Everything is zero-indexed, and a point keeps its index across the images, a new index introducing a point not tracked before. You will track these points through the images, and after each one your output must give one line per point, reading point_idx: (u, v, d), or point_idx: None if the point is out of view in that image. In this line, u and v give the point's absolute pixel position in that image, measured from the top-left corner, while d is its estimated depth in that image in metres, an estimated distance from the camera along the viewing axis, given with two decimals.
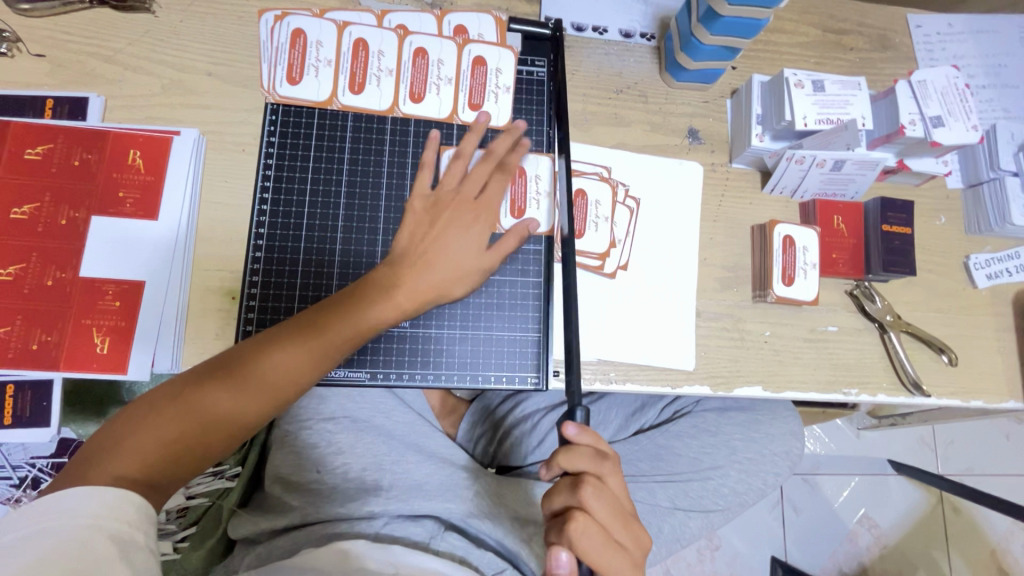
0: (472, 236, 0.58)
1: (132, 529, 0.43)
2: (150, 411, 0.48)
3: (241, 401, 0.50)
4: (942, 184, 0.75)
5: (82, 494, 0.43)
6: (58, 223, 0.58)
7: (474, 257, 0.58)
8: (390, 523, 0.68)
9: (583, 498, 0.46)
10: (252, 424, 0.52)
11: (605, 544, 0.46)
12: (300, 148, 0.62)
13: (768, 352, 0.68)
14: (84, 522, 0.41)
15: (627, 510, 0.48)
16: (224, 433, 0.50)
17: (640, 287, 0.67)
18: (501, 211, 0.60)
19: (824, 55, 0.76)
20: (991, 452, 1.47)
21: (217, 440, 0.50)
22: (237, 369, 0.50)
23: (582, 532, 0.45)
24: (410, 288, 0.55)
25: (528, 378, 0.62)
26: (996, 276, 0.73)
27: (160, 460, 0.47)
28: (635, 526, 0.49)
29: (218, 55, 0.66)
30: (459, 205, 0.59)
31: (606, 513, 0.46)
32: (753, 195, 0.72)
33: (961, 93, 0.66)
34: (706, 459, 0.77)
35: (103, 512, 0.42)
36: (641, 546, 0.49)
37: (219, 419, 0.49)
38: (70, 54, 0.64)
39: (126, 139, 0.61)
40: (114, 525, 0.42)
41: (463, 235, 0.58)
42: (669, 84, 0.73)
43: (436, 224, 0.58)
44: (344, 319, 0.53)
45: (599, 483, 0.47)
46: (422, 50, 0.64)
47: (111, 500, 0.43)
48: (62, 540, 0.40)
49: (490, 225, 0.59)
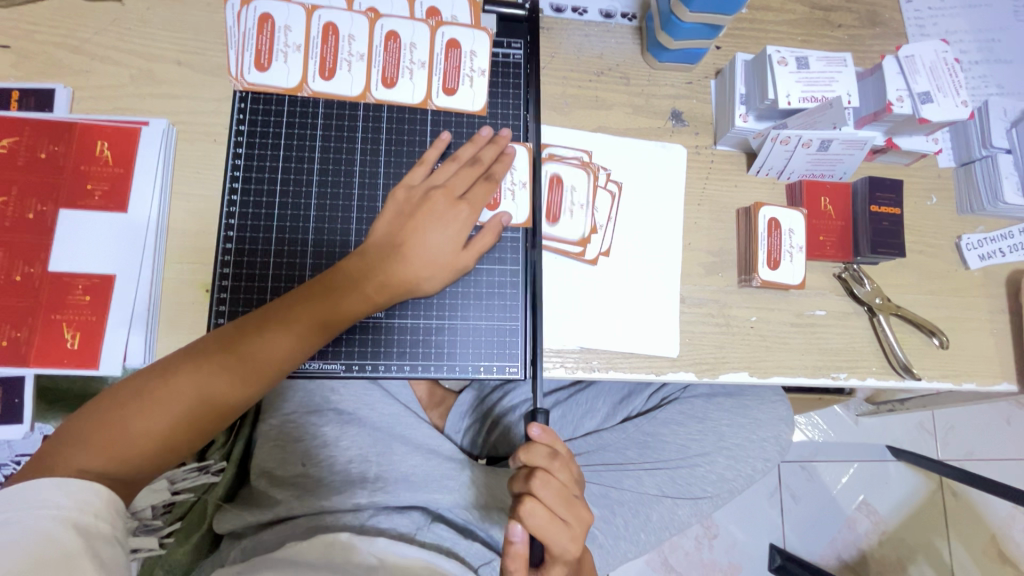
0: (446, 228, 0.56)
1: (100, 522, 0.43)
2: (114, 406, 0.47)
3: (213, 397, 0.49)
4: (933, 163, 0.73)
5: (53, 486, 0.42)
6: (26, 216, 0.57)
7: (449, 253, 0.57)
8: (377, 515, 0.68)
9: (534, 490, 0.45)
10: (222, 418, 0.51)
11: (548, 524, 0.45)
12: (270, 136, 0.61)
13: (754, 336, 0.67)
14: (51, 514, 0.41)
15: (574, 491, 0.48)
16: (193, 428, 0.49)
17: (622, 274, 0.66)
18: (477, 203, 0.58)
19: (811, 33, 0.74)
20: (991, 438, 1.46)
21: (186, 434, 0.49)
22: (205, 363, 0.49)
23: (529, 519, 0.44)
24: (380, 281, 0.55)
25: (507, 368, 0.61)
26: (989, 257, 0.71)
27: (128, 456, 0.46)
28: (580, 504, 0.48)
29: (187, 43, 0.64)
30: (435, 197, 0.57)
31: (551, 499, 0.46)
32: (738, 177, 0.70)
33: (950, 68, 0.64)
34: (694, 445, 0.75)
35: (71, 505, 0.42)
36: (586, 525, 0.48)
37: (188, 413, 0.49)
38: (35, 45, 0.62)
39: (94, 130, 0.60)
40: (82, 518, 0.42)
41: (436, 226, 0.56)
42: (651, 65, 0.71)
43: (411, 217, 0.57)
44: (314, 310, 0.53)
45: (551, 476, 0.46)
46: (393, 34, 0.62)
47: (84, 494, 0.42)
48: (29, 532, 0.39)
49: (464, 218, 0.57)
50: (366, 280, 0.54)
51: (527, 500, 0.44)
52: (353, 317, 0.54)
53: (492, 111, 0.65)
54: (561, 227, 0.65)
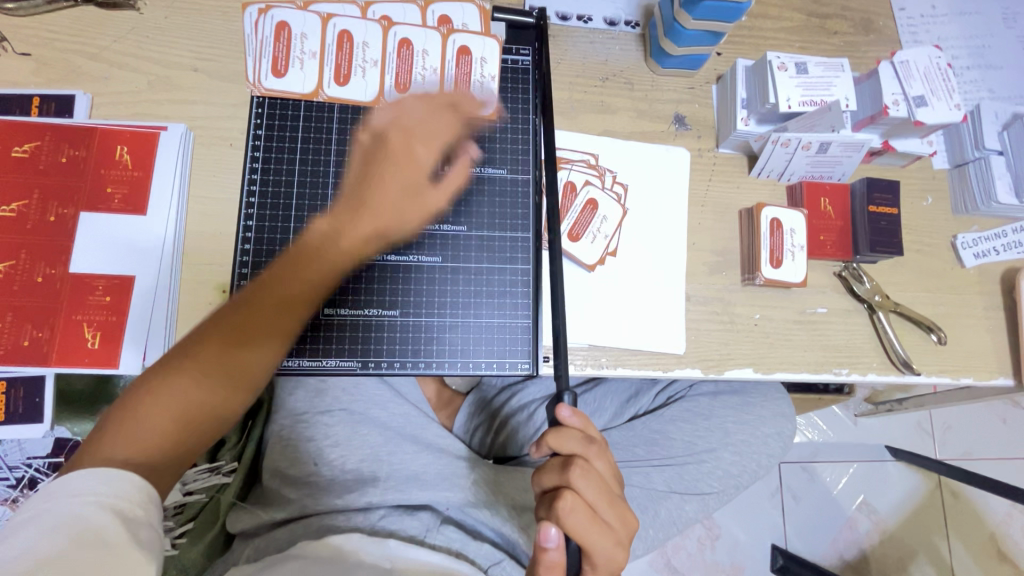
0: (412, 173, 0.57)
1: (136, 507, 0.41)
2: (132, 401, 0.47)
3: (223, 367, 0.50)
4: (928, 164, 0.75)
5: (85, 476, 0.41)
6: (46, 219, 0.59)
7: (417, 200, 0.57)
8: (387, 517, 0.69)
9: (570, 480, 0.45)
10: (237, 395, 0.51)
11: (591, 524, 0.45)
12: (287, 140, 0.63)
13: (758, 334, 0.68)
14: (83, 498, 0.40)
15: (615, 490, 0.48)
16: (212, 408, 0.49)
17: (629, 272, 0.68)
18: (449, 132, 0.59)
19: (808, 39, 0.76)
20: (987, 436, 1.48)
21: (207, 416, 0.49)
22: (207, 341, 0.50)
23: (568, 510, 0.44)
24: (356, 240, 0.55)
25: (519, 364, 0.62)
26: (984, 255, 0.73)
27: (158, 444, 0.46)
28: (623, 506, 0.47)
29: (204, 51, 0.66)
30: (401, 139, 0.57)
31: (593, 493, 0.45)
32: (741, 179, 0.72)
33: (942, 73, 0.67)
34: (699, 441, 0.77)
35: (104, 490, 0.41)
36: (628, 527, 0.47)
37: (201, 392, 0.49)
38: (54, 52, 0.64)
39: (113, 134, 0.61)
40: (116, 502, 0.41)
41: (406, 170, 0.56)
42: (654, 71, 0.73)
43: (375, 161, 0.56)
44: (302, 267, 0.53)
45: (587, 465, 0.46)
46: (406, 41, 0.64)
47: (114, 479, 0.42)
48: (66, 519, 0.38)
49: (434, 153, 0.58)
50: (342, 240, 0.54)
51: (566, 492, 0.44)
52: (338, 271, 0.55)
53: (501, 115, 0.66)
54: (580, 246, 0.66)
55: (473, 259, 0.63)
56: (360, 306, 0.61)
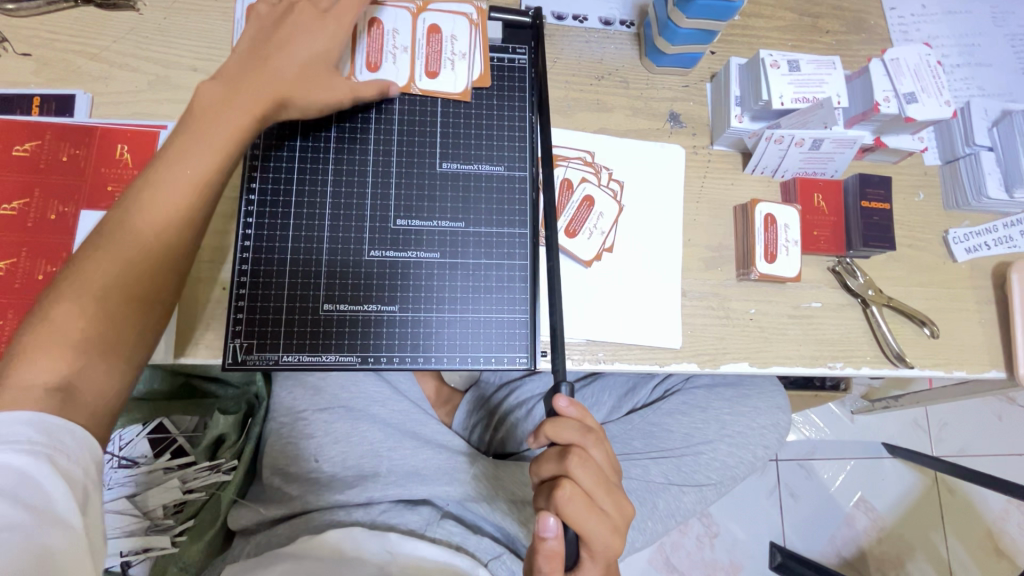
0: (316, 36, 0.58)
1: (76, 463, 0.42)
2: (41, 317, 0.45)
3: (123, 263, 0.48)
4: (920, 161, 0.76)
5: (14, 415, 0.41)
6: (47, 218, 0.59)
7: (322, 62, 0.58)
8: (387, 511, 0.70)
9: (569, 469, 0.45)
10: (156, 291, 0.49)
11: (590, 512, 0.45)
12: (286, 137, 0.63)
13: (753, 328, 0.69)
14: (20, 448, 0.40)
15: (612, 479, 0.48)
16: (128, 307, 0.48)
17: (625, 268, 0.69)
18: (343, 15, 0.59)
19: (800, 38, 0.78)
20: (983, 432, 1.49)
21: (127, 319, 0.48)
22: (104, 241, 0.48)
23: (566, 499, 0.45)
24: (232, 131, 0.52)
25: (518, 359, 0.62)
26: (976, 249, 0.74)
27: (79, 355, 0.45)
28: (620, 494, 0.48)
29: (203, 51, 0.66)
30: (301, 9, 0.58)
31: (591, 482, 0.46)
32: (735, 176, 0.73)
33: (933, 70, 0.68)
34: (697, 436, 0.77)
35: (40, 439, 0.41)
36: (625, 516, 0.48)
37: (113, 288, 0.47)
38: (54, 53, 0.64)
39: (114, 134, 0.62)
40: (55, 455, 0.41)
41: (305, 36, 0.57)
42: (649, 69, 0.74)
43: (274, 33, 0.57)
44: (180, 153, 0.50)
45: (585, 453, 0.46)
46: (377, 21, 0.65)
47: (50, 424, 0.42)
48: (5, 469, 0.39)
49: (332, 31, 0.58)
50: (211, 129, 0.51)
51: (564, 480, 0.44)
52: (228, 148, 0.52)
53: (494, 113, 0.67)
54: (577, 242, 0.67)
55: (471, 254, 0.64)
56: (359, 302, 0.61)
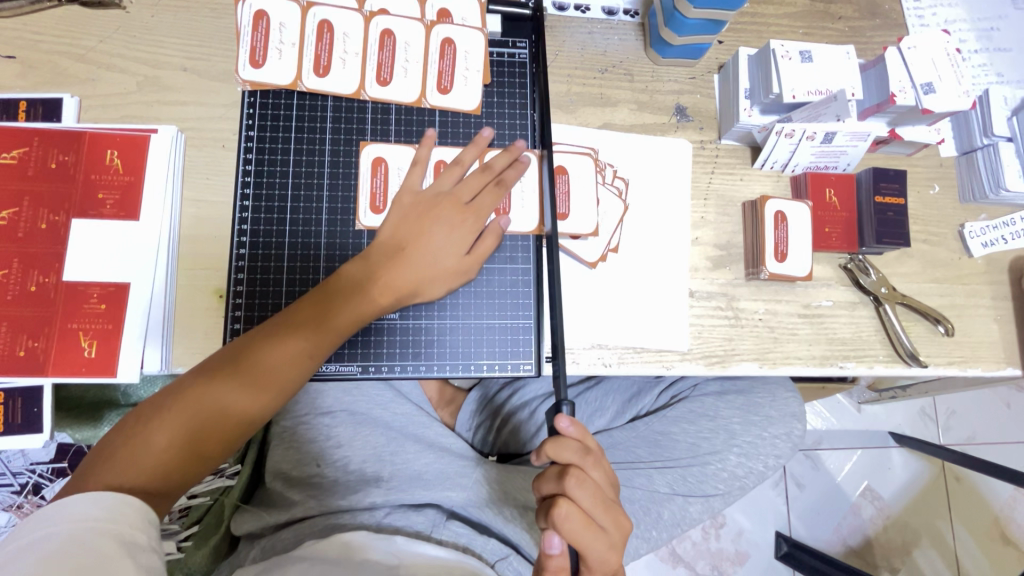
0: (451, 230, 0.58)
1: (134, 529, 0.41)
2: (124, 437, 0.47)
3: (214, 413, 0.49)
4: (935, 152, 0.74)
5: (87, 500, 0.41)
6: (38, 227, 0.58)
7: (456, 260, 0.58)
8: (391, 513, 0.68)
9: (566, 489, 0.45)
10: (237, 430, 0.50)
11: (587, 529, 0.45)
12: (279, 142, 0.62)
13: (762, 329, 0.67)
14: (84, 524, 0.40)
15: (610, 496, 0.48)
16: (216, 436, 0.49)
17: (631, 269, 0.67)
18: (483, 210, 0.59)
19: (812, 25, 0.74)
20: (992, 421, 1.48)
21: (207, 449, 0.49)
22: (188, 391, 0.49)
23: (564, 517, 0.44)
24: (405, 281, 0.56)
25: (521, 365, 0.61)
26: (992, 244, 0.72)
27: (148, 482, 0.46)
28: (619, 511, 0.47)
29: (193, 49, 0.64)
30: (443, 204, 0.58)
31: (589, 500, 0.45)
32: (744, 172, 0.71)
33: (952, 58, 0.65)
34: (704, 444, 0.76)
35: (102, 515, 0.41)
36: (622, 529, 0.47)
37: (202, 437, 0.48)
38: (39, 54, 0.62)
39: (104, 138, 0.60)
40: (111, 525, 0.40)
41: (442, 229, 0.57)
42: (654, 61, 0.71)
43: (420, 219, 0.57)
44: (324, 317, 0.53)
45: (583, 473, 0.45)
46: (388, 31, 0.62)
47: (114, 503, 0.42)
48: (58, 541, 0.39)
49: (470, 226, 0.58)
50: (354, 294, 0.55)
51: (562, 501, 0.43)
52: (363, 319, 0.55)
53: (487, 109, 0.65)
54: (580, 244, 0.65)
55: None
56: None
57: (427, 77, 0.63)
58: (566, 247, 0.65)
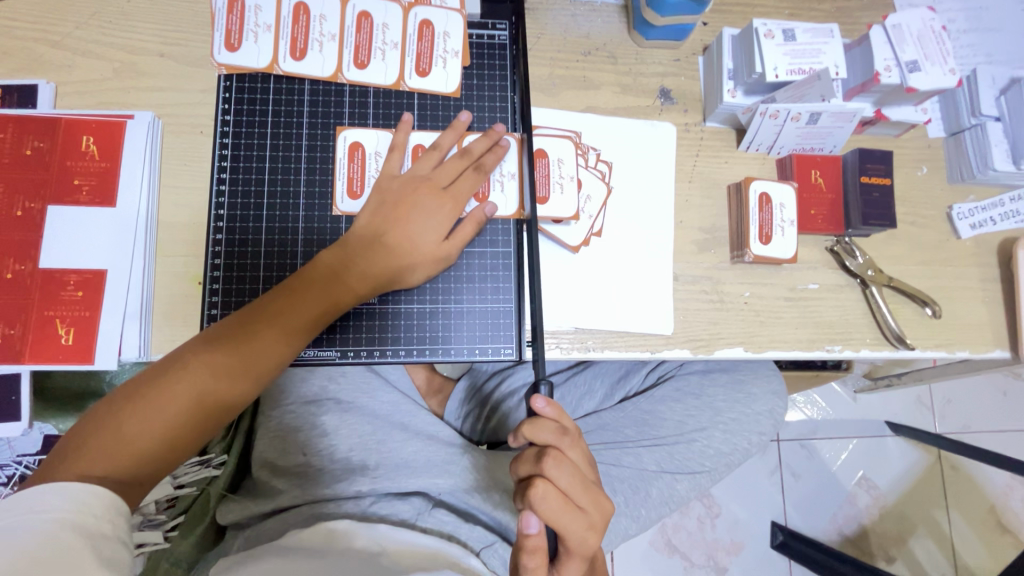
0: (429, 216, 0.57)
1: (100, 521, 0.41)
2: (98, 425, 0.47)
3: (190, 401, 0.49)
4: (923, 133, 0.73)
5: (55, 490, 0.41)
6: (13, 214, 0.57)
7: (434, 245, 0.57)
8: (377, 502, 0.69)
9: (543, 469, 0.44)
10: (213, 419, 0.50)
11: (565, 510, 0.44)
12: (256, 127, 0.61)
13: (747, 311, 0.67)
14: (47, 516, 0.39)
15: (589, 477, 0.47)
16: (192, 424, 0.49)
17: (615, 253, 0.66)
18: (461, 195, 0.58)
19: (798, 6, 0.74)
20: (988, 408, 1.47)
21: (183, 438, 0.49)
22: (162, 379, 0.49)
23: (541, 498, 0.44)
24: (383, 268, 0.56)
25: (502, 349, 0.61)
26: (980, 225, 0.71)
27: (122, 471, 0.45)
28: (597, 491, 0.47)
29: (169, 35, 0.63)
30: (421, 190, 0.57)
31: (567, 481, 0.45)
32: (729, 154, 0.70)
33: (937, 36, 0.64)
34: (691, 424, 0.76)
35: (68, 506, 0.40)
36: (602, 511, 0.47)
37: (178, 426, 0.48)
38: (14, 41, 0.62)
39: (80, 125, 0.59)
40: (78, 517, 0.40)
41: (420, 215, 0.57)
42: (637, 43, 0.70)
43: (397, 205, 0.57)
44: (301, 305, 0.53)
45: (560, 454, 0.45)
46: (365, 13, 0.62)
47: (81, 495, 0.41)
48: (23, 534, 0.38)
49: (448, 211, 0.57)
50: (332, 281, 0.54)
51: (538, 481, 0.43)
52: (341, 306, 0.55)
53: (466, 91, 0.64)
54: (563, 228, 0.65)
55: None
56: None
57: (405, 60, 0.62)
58: (548, 232, 0.64)
